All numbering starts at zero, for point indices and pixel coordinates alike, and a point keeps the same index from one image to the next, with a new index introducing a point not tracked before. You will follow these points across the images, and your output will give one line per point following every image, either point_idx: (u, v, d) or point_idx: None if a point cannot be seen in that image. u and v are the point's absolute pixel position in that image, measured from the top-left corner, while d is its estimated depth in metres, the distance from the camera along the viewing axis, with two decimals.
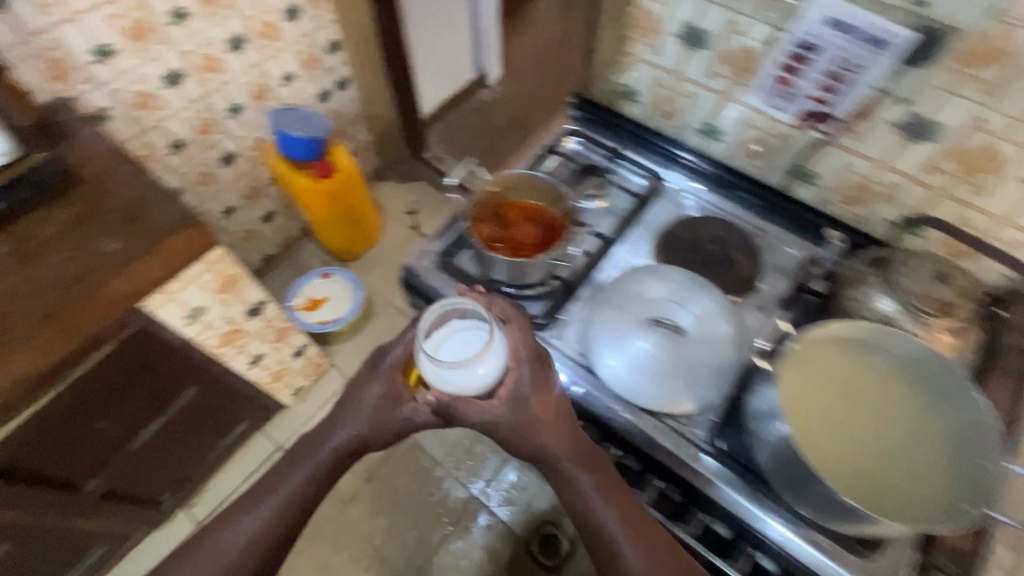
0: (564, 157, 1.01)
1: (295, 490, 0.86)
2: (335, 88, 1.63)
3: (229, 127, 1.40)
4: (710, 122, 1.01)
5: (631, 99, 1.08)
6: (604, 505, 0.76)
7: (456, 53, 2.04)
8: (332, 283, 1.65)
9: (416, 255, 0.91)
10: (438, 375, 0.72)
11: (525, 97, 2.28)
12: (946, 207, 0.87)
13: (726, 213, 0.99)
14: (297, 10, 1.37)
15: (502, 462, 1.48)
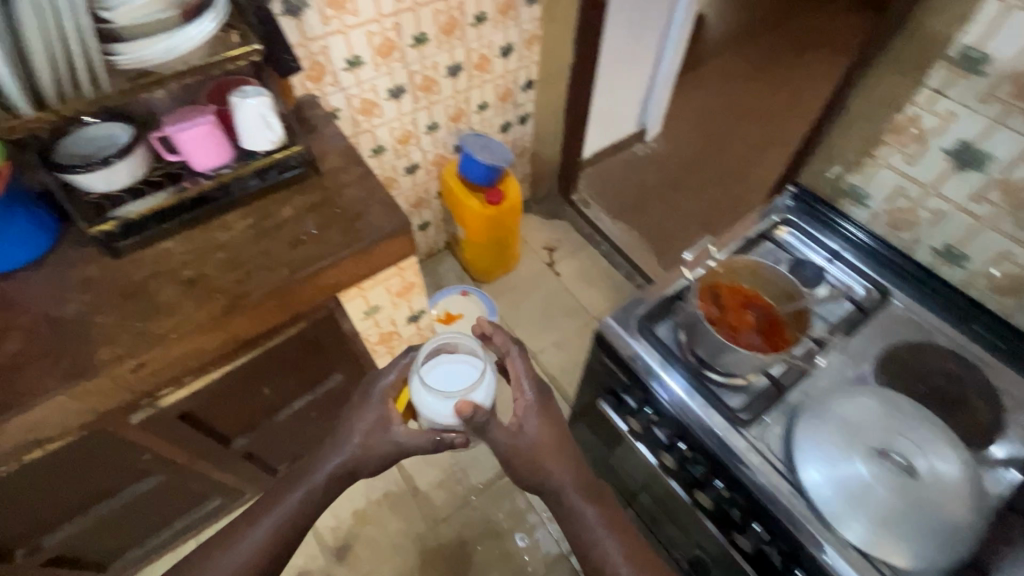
0: (777, 247, 0.94)
1: (291, 509, 0.82)
2: (516, 122, 1.70)
3: (422, 142, 1.50)
4: (953, 245, 0.88)
5: (856, 200, 0.97)
6: (618, 549, 0.80)
7: (626, 107, 2.07)
8: (469, 302, 1.70)
9: (614, 313, 0.86)
10: (426, 403, 0.74)
11: (684, 160, 2.23)
12: None
13: (963, 348, 0.84)
14: (510, 48, 1.46)
15: None
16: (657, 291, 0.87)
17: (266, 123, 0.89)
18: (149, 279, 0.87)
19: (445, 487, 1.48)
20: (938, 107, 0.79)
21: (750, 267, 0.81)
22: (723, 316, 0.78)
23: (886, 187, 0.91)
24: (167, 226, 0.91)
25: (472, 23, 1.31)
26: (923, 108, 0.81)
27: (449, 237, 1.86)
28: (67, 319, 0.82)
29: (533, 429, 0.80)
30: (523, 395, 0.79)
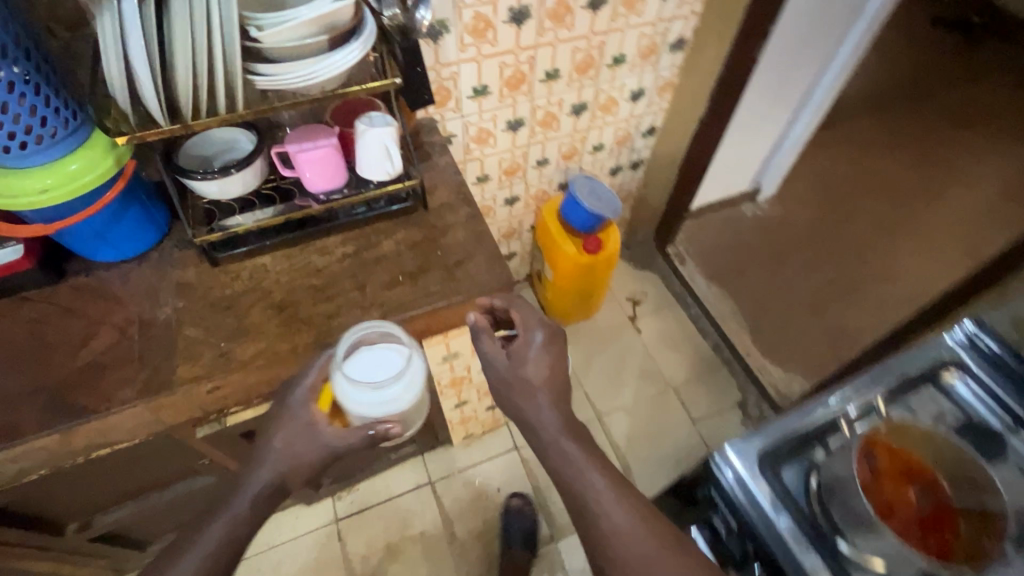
0: (944, 400, 0.77)
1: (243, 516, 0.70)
2: (627, 167, 1.59)
3: (529, 176, 1.42)
4: None
5: None
6: (619, 510, 0.66)
7: (745, 165, 1.90)
8: None
9: (736, 441, 0.73)
10: (350, 396, 0.73)
11: (799, 229, 2.02)
12: None
13: None
14: (640, 93, 1.35)
15: None
16: (799, 419, 0.74)
17: (387, 154, 0.84)
18: (242, 295, 0.84)
19: (484, 539, 1.39)
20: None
21: (922, 437, 0.69)
22: (888, 493, 0.66)
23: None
24: (270, 242, 0.87)
25: (608, 64, 1.22)
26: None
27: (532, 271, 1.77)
28: (158, 324, 0.80)
29: (532, 366, 0.77)
30: (530, 338, 0.79)
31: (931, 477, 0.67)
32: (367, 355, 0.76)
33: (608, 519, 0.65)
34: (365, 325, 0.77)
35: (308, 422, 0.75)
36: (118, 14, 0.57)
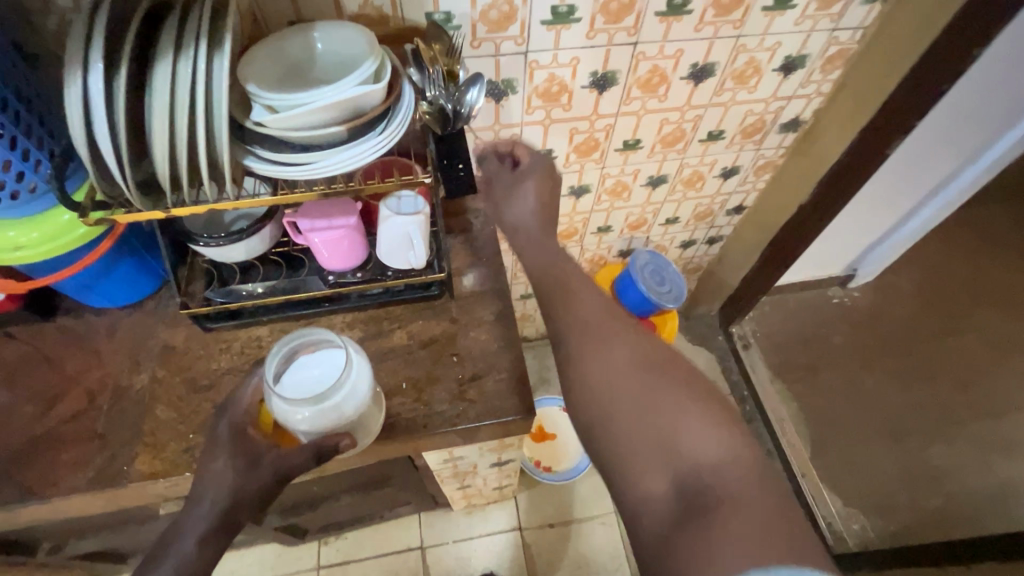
0: None
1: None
2: (701, 241, 1.38)
3: (586, 241, 1.26)
4: None
5: None
6: (592, 313, 0.63)
7: (845, 251, 1.62)
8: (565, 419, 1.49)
9: None
10: (289, 411, 0.59)
11: (894, 331, 1.73)
12: None
13: None
14: (733, 171, 1.14)
15: None
16: None
17: (411, 244, 0.71)
18: (226, 374, 0.74)
19: None
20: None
21: None
22: None
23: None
24: (267, 316, 0.77)
25: (701, 139, 1.02)
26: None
27: None
28: (132, 396, 0.72)
29: (527, 185, 0.72)
30: (529, 164, 0.73)
31: None
32: (308, 368, 0.63)
33: (582, 316, 0.63)
34: (297, 331, 0.64)
35: None
36: (83, 87, 0.45)
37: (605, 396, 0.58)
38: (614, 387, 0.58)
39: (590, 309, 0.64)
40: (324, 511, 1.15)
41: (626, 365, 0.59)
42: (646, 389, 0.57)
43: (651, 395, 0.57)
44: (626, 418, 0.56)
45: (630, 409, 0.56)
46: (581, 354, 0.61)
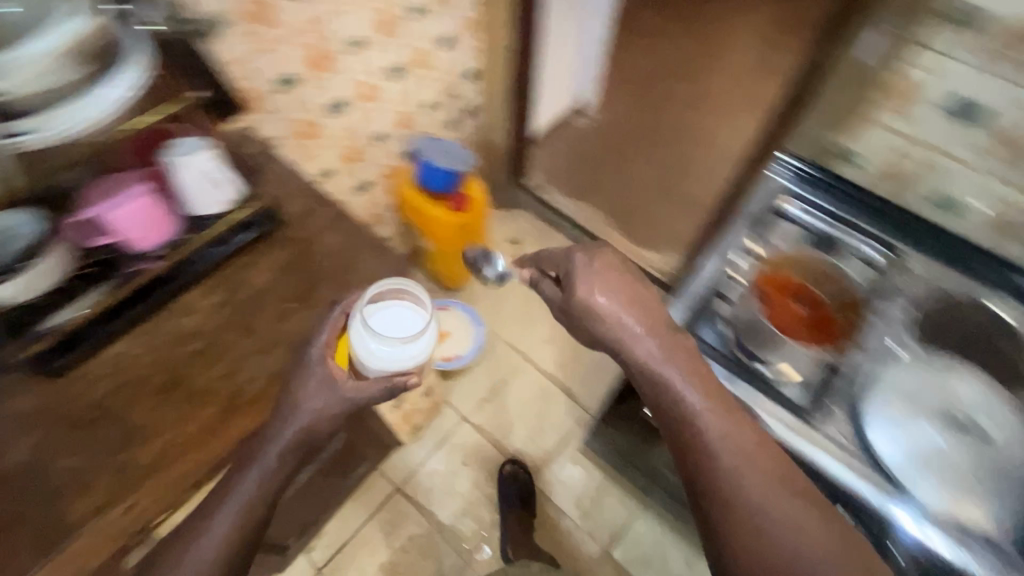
0: (791, 224, 0.98)
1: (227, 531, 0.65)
2: (463, 116, 1.57)
3: (372, 156, 1.35)
4: (949, 196, 0.92)
5: (848, 161, 0.98)
6: (694, 400, 0.65)
7: (565, 80, 1.96)
8: (448, 313, 1.62)
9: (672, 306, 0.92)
10: (374, 340, 0.70)
11: (632, 123, 2.17)
12: None
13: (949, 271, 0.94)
14: (451, 39, 1.32)
15: (634, 514, 1.43)
16: (703, 275, 0.95)
17: (215, 183, 0.77)
18: (111, 394, 0.71)
19: (470, 513, 1.43)
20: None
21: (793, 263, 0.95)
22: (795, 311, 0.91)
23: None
24: (119, 323, 0.74)
25: (409, 17, 1.16)
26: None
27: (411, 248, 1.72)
28: (14, 475, 0.65)
29: None
30: None
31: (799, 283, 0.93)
32: (394, 320, 0.75)
33: (728, 481, 0.61)
34: (389, 281, 0.76)
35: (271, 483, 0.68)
36: None
37: (754, 517, 0.59)
38: (761, 515, 0.59)
39: (717, 431, 0.63)
40: (291, 506, 1.15)
41: (719, 445, 0.63)
42: (749, 454, 0.62)
43: (794, 516, 0.59)
44: (762, 507, 0.59)
45: (738, 464, 0.62)
46: (711, 516, 0.61)
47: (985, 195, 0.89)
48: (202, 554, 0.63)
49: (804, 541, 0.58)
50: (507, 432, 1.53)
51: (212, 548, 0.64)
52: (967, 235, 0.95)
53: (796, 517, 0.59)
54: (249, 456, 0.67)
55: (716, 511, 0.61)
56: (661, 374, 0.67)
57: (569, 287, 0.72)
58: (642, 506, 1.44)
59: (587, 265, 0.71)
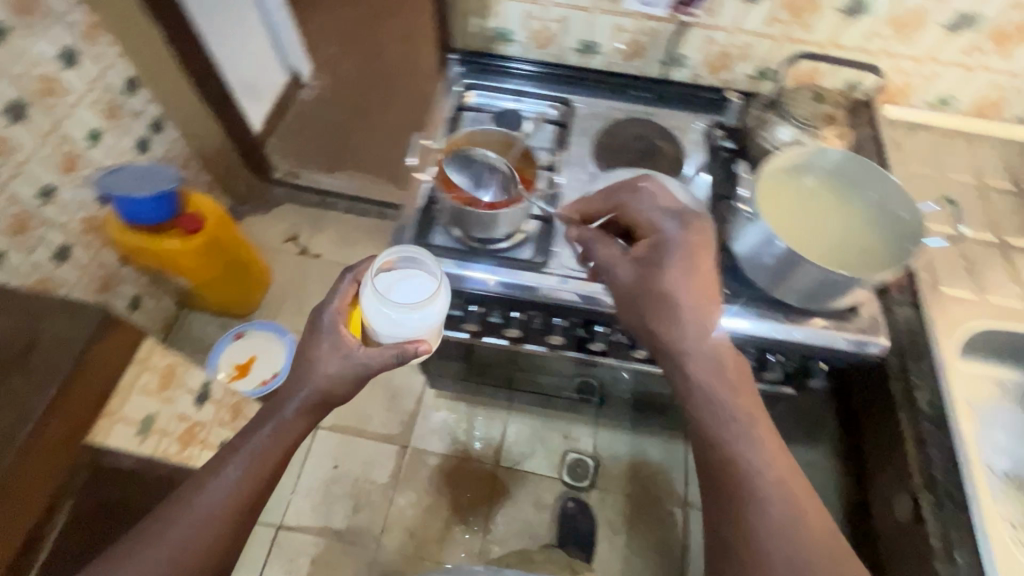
0: (473, 111, 1.01)
1: (205, 516, 0.62)
2: (152, 133, 1.38)
3: (48, 216, 1.14)
4: (585, 39, 1.02)
5: (501, 40, 1.05)
6: (688, 341, 0.63)
7: (262, 58, 1.80)
8: (250, 340, 1.50)
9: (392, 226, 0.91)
10: (375, 310, 0.71)
11: (348, 85, 2.07)
12: (795, 50, 0.96)
13: (610, 105, 1.04)
14: (73, 54, 1.14)
15: (505, 422, 1.51)
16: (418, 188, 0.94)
17: None
18: None
19: (362, 507, 1.41)
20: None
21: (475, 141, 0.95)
22: None
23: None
24: None
25: None
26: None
27: (177, 292, 1.54)
28: None
29: None
30: None
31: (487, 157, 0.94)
32: (400, 283, 0.75)
33: (720, 428, 0.61)
34: (410, 251, 0.76)
35: (180, 526, 0.62)
36: None
37: (755, 492, 0.58)
38: (754, 472, 0.59)
39: (684, 338, 0.63)
40: None
41: (703, 392, 0.62)
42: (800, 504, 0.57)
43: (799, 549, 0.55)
44: (769, 487, 0.58)
45: (785, 512, 0.57)
46: (704, 423, 0.62)
47: (600, 30, 1.00)
48: (205, 511, 0.63)
49: (790, 503, 0.57)
50: (367, 417, 1.52)
51: (196, 535, 0.61)
52: (617, 68, 1.06)
53: (785, 482, 0.58)
54: (227, 456, 0.66)
55: (710, 468, 0.61)
56: (669, 322, 0.63)
57: (633, 255, 0.68)
58: (508, 412, 1.52)
59: (686, 251, 0.64)
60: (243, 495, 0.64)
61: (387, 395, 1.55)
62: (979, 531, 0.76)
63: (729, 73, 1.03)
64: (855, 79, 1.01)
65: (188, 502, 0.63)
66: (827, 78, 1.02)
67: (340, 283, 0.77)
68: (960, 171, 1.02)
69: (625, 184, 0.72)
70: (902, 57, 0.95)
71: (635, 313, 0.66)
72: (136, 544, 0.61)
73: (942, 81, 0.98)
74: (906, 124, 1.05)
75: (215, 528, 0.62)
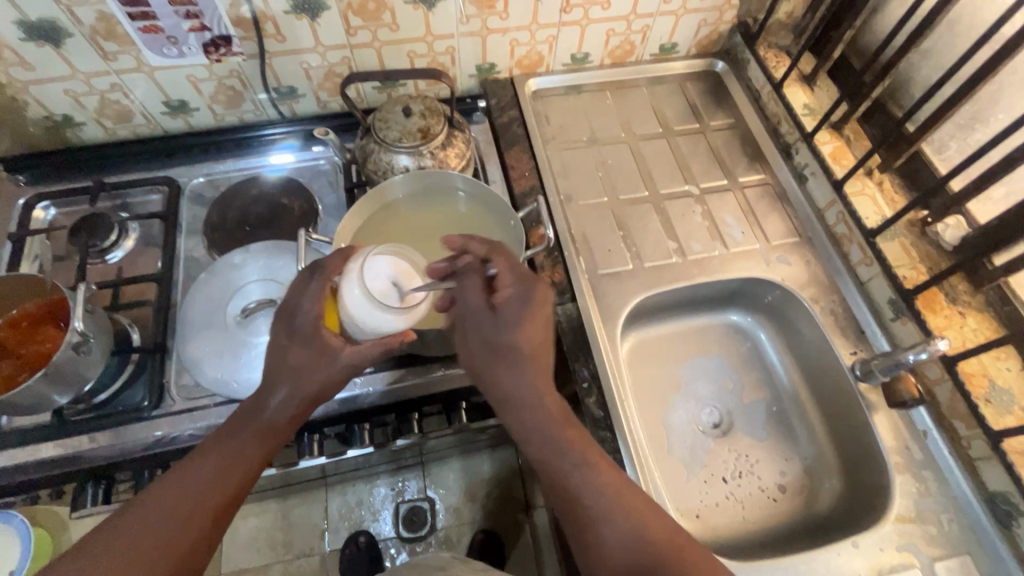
0: (43, 233, 0.80)
1: (219, 475, 0.56)
2: None
3: None
4: (281, 87, 0.87)
5: (182, 111, 0.87)
6: (519, 380, 0.60)
7: None
8: None
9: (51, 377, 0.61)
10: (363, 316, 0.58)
11: None
12: (554, 31, 0.89)
13: (275, 166, 0.91)
14: None
15: (421, 481, 1.40)
16: (179, 293, 0.79)
17: None
18: None
19: None
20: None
21: None
22: (13, 360, 0.65)
23: (62, 97, 0.80)
24: None
25: None
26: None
27: None
28: None
29: None
30: None
31: (27, 307, 0.67)
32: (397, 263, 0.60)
33: (533, 445, 0.60)
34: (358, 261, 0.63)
35: (196, 476, 0.55)
36: None
37: (575, 469, 0.58)
38: (582, 474, 0.57)
39: (517, 383, 0.60)
40: None
41: (535, 414, 0.60)
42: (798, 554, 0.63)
43: None
44: None
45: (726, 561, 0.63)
46: (550, 468, 0.58)
47: (301, 76, 0.86)
48: (233, 447, 0.57)
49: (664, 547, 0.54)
50: (293, 522, 1.35)
51: (217, 481, 0.56)
52: (328, 108, 0.93)
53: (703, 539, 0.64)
54: (274, 379, 0.59)
55: (552, 458, 0.58)
56: (501, 374, 0.60)
57: (502, 305, 0.61)
58: (421, 470, 1.40)
59: (525, 298, 0.61)
60: (244, 462, 0.57)
61: (287, 493, 1.35)
62: (826, 447, 0.80)
63: (546, 65, 0.96)
64: (579, 52, 0.95)
65: (230, 436, 0.58)
66: (557, 56, 0.94)
67: (304, 285, 0.61)
68: (649, 130, 0.95)
69: (497, 244, 0.65)
70: (690, 12, 0.91)
71: (490, 359, 0.60)
72: (143, 506, 0.53)
73: (658, 31, 0.94)
74: (633, 82, 1.00)
75: (237, 474, 0.57)
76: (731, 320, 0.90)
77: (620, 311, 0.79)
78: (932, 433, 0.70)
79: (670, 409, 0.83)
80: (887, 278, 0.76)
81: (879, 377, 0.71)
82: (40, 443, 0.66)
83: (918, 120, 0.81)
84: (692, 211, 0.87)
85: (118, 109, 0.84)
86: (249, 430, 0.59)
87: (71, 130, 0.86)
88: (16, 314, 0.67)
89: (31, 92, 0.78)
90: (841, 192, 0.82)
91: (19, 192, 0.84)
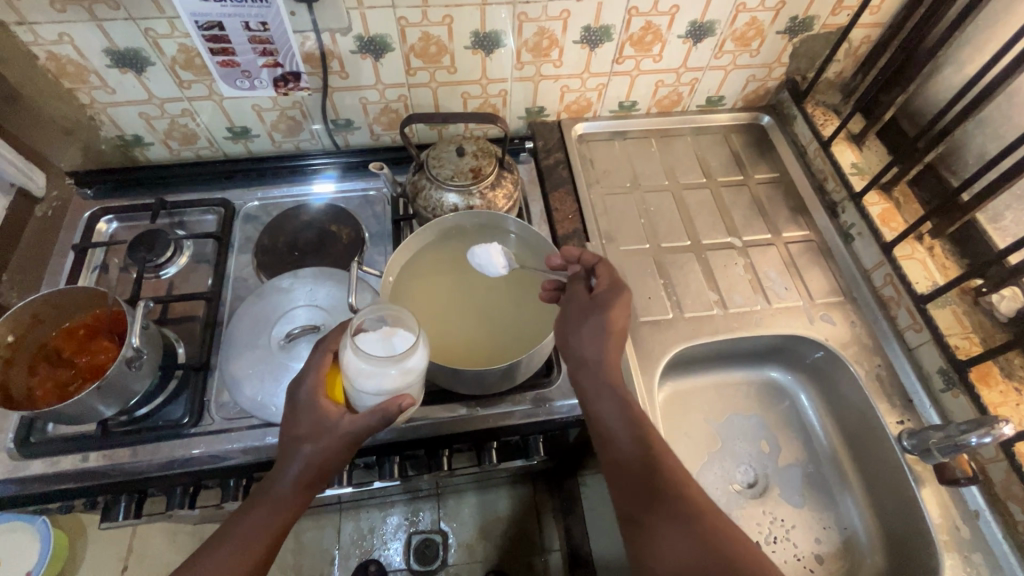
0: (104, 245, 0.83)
1: (229, 562, 0.53)
2: None
3: None
4: (339, 119, 0.90)
5: (244, 137, 0.91)
6: (596, 354, 0.62)
7: None
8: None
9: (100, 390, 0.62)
10: (359, 378, 0.56)
11: None
12: (603, 79, 0.91)
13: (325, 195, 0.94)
14: None
15: (435, 510, 1.38)
16: (226, 312, 0.81)
17: None
18: None
19: None
20: (49, 37, 0.71)
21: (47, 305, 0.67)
22: (66, 371, 0.67)
23: (136, 120, 0.85)
24: None
25: None
26: (46, 44, 0.72)
27: None
28: None
29: None
30: None
31: (86, 318, 0.70)
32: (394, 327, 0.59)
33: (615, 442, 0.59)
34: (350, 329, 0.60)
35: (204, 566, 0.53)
36: None
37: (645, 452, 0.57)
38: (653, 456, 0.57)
39: (597, 354, 0.62)
40: None
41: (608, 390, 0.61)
42: None
43: None
44: None
45: None
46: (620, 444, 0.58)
47: (361, 110, 0.89)
48: (246, 531, 0.55)
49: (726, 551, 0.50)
50: (304, 544, 1.33)
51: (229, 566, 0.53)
52: (380, 140, 0.96)
53: None
54: (285, 452, 0.58)
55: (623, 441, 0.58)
56: (581, 342, 0.62)
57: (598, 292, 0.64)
58: (436, 499, 1.38)
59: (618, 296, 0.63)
60: (258, 542, 0.55)
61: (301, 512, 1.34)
62: (871, 513, 0.76)
63: (594, 111, 0.98)
64: (627, 100, 0.96)
65: (241, 517, 0.56)
66: (605, 103, 0.96)
67: (308, 359, 0.62)
68: (694, 179, 0.96)
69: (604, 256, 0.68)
70: (740, 67, 0.92)
71: (576, 331, 0.63)
72: None
73: (706, 85, 0.95)
74: (676, 130, 1.01)
75: (253, 554, 0.55)
76: (770, 376, 0.88)
77: (659, 360, 0.78)
78: (984, 513, 0.67)
79: (705, 464, 0.81)
80: (937, 347, 0.74)
81: (936, 456, 0.67)
82: (79, 453, 0.68)
83: (972, 188, 0.80)
84: (734, 262, 0.87)
85: (185, 132, 0.88)
86: (259, 513, 0.56)
87: (139, 149, 0.90)
88: (75, 326, 0.70)
89: (110, 112, 0.83)
90: (890, 255, 0.81)
91: (84, 205, 0.88)
